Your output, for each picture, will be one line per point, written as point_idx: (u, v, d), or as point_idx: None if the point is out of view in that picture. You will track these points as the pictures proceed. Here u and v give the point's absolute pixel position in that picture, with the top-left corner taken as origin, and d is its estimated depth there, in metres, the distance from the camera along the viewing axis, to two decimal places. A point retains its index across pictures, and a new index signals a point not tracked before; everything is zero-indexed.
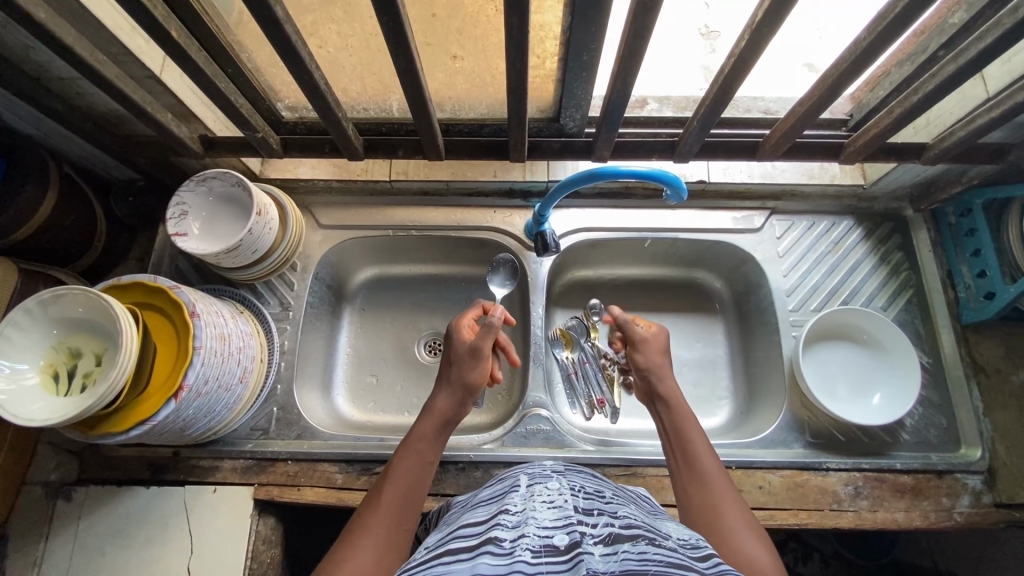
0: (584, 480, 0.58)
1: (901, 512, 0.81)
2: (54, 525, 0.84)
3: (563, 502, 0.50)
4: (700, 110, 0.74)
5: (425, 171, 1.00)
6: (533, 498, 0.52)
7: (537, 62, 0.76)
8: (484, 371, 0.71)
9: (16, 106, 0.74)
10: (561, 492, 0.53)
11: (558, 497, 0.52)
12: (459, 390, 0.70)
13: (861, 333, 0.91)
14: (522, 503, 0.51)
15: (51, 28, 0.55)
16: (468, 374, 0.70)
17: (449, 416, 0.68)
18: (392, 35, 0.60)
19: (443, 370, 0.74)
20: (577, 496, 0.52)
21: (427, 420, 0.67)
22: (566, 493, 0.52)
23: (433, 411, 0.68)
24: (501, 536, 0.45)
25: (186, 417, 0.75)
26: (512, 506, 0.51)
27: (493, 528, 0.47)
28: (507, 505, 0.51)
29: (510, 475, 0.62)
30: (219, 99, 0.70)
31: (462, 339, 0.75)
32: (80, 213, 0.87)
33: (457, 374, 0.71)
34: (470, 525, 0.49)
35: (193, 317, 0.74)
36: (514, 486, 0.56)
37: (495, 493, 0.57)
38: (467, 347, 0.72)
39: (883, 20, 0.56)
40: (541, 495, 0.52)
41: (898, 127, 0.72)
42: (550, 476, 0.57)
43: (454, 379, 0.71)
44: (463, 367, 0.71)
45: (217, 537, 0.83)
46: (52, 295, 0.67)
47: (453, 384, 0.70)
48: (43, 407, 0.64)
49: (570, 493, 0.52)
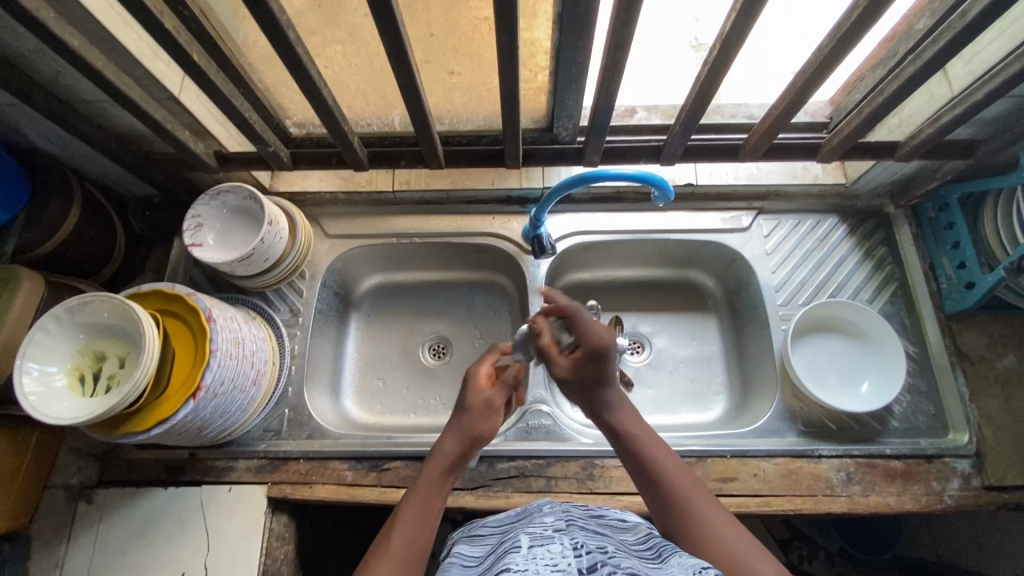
0: (586, 536, 0.59)
1: (892, 496, 0.84)
2: (76, 526, 0.88)
3: (565, 564, 0.52)
4: (681, 116, 0.79)
5: (426, 180, 1.04)
6: (535, 559, 0.53)
7: (528, 76, 0.82)
8: (493, 425, 0.72)
9: (43, 126, 0.79)
10: (563, 553, 0.54)
11: (561, 559, 0.53)
12: (466, 439, 0.69)
13: (847, 324, 0.95)
14: (522, 564, 0.53)
15: (83, 54, 0.61)
16: (477, 426, 0.70)
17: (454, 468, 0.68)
18: (394, 53, 0.65)
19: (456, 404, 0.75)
20: (579, 557, 0.53)
21: (434, 466, 0.67)
22: (569, 555, 0.54)
23: (439, 455, 0.68)
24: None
25: (203, 417, 0.79)
26: (513, 566, 0.52)
27: None
28: (508, 565, 0.53)
29: (511, 536, 0.62)
30: (233, 116, 0.75)
31: (476, 389, 0.74)
32: (101, 227, 0.92)
33: (465, 425, 0.70)
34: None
35: (209, 322, 0.79)
36: (514, 548, 0.57)
37: (496, 553, 0.59)
38: (481, 400, 0.72)
39: (842, 26, 0.61)
40: (543, 556, 0.54)
41: (869, 126, 0.77)
42: (552, 537, 0.58)
43: (462, 422, 0.70)
44: (474, 418, 0.71)
45: (233, 534, 0.86)
46: (81, 302, 0.71)
47: (459, 432, 0.70)
48: (70, 407, 0.69)
49: (573, 555, 0.54)
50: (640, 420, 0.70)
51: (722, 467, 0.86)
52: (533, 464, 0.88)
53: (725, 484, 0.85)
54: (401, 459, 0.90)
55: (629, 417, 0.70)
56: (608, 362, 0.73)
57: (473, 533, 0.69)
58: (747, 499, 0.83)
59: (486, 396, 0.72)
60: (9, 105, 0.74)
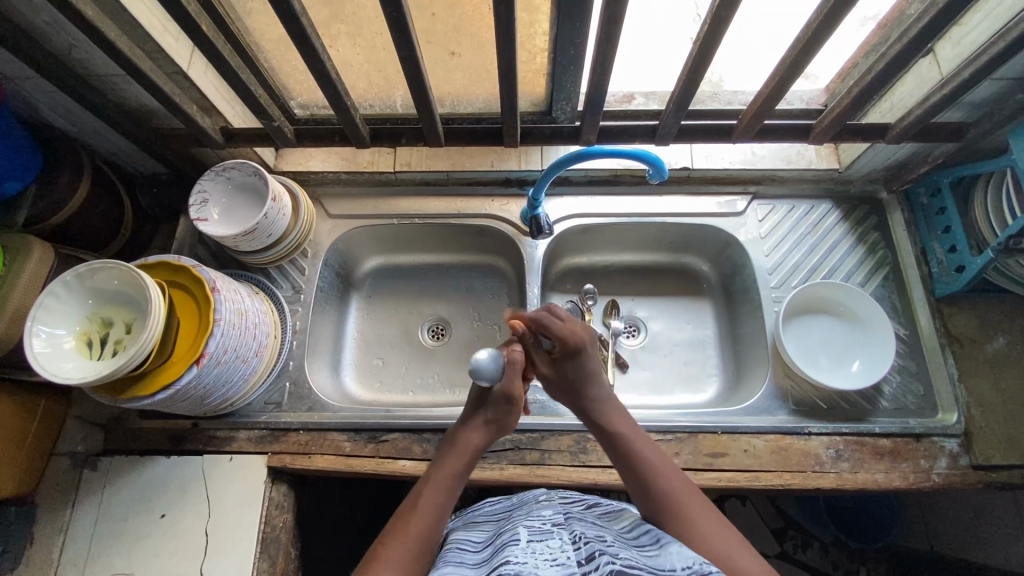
0: (585, 528, 0.61)
1: (880, 473, 0.85)
2: (80, 492, 0.90)
3: (564, 559, 0.54)
4: (675, 96, 0.81)
5: (427, 162, 1.07)
6: (535, 554, 0.55)
7: (528, 58, 0.84)
8: (517, 414, 0.76)
9: (55, 100, 0.82)
10: (563, 547, 0.56)
11: (560, 553, 0.55)
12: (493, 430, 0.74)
13: (838, 305, 0.97)
14: (523, 556, 0.54)
15: (98, 25, 0.63)
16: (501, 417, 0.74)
17: (474, 454, 0.72)
18: (395, 26, 0.66)
19: (476, 395, 0.76)
20: (578, 549, 0.56)
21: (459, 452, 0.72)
22: (568, 548, 0.56)
23: (467, 444, 0.72)
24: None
25: (206, 385, 0.81)
26: (513, 558, 0.54)
27: None
28: (508, 557, 0.55)
29: (509, 528, 0.64)
30: (240, 89, 0.77)
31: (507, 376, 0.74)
32: (110, 203, 0.95)
33: (496, 416, 0.74)
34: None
35: (214, 292, 0.81)
36: (513, 540, 0.59)
37: (496, 544, 0.61)
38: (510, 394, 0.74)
39: (828, 4, 0.63)
40: (542, 551, 0.56)
41: (859, 106, 0.78)
42: (551, 532, 0.60)
43: (487, 415, 0.74)
44: (501, 410, 0.74)
45: (233, 502, 0.88)
46: (90, 269, 0.74)
47: (489, 422, 0.74)
48: (76, 367, 0.71)
49: (571, 548, 0.56)
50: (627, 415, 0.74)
51: (713, 442, 0.87)
52: (527, 438, 0.89)
53: (715, 459, 0.86)
54: (399, 431, 0.91)
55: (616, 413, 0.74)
56: (586, 360, 0.76)
57: (471, 522, 0.73)
58: (737, 473, 0.85)
59: (505, 387, 0.73)
60: (24, 78, 0.76)
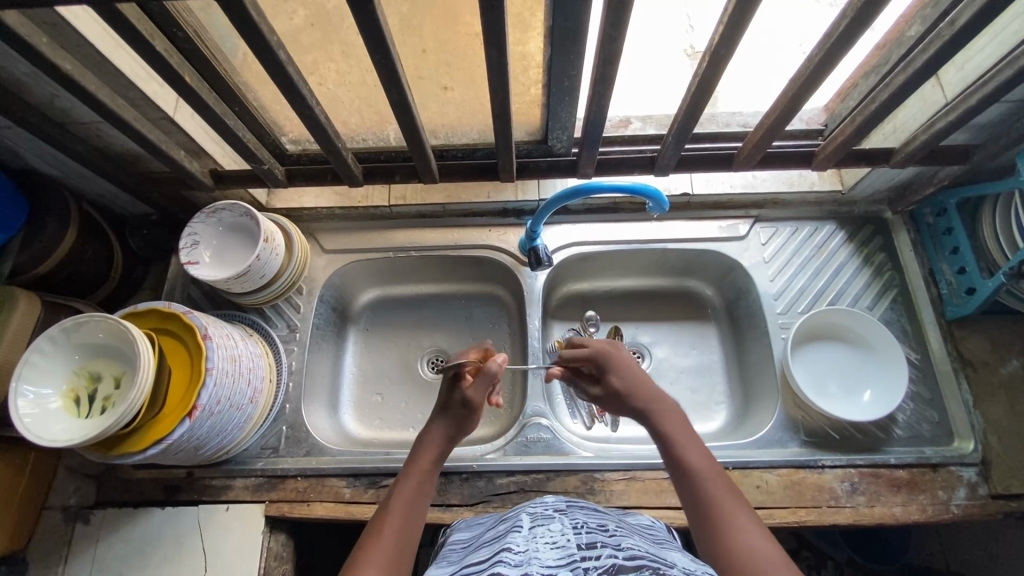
0: (587, 516, 0.59)
1: (897, 506, 0.83)
2: (73, 548, 0.87)
3: (566, 541, 0.52)
4: (674, 126, 0.78)
5: (422, 195, 1.05)
6: (536, 539, 0.53)
7: (522, 90, 0.83)
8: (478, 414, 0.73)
9: (40, 149, 0.80)
10: (564, 532, 0.54)
11: (561, 537, 0.53)
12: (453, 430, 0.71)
13: (848, 332, 0.94)
14: (524, 543, 0.52)
15: (78, 78, 0.61)
16: (461, 420, 0.71)
17: (438, 455, 0.68)
18: (384, 71, 0.65)
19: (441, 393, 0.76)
20: (579, 534, 0.53)
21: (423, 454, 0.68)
22: (569, 532, 0.54)
23: (427, 446, 0.68)
24: (505, 572, 0.47)
25: (199, 436, 0.79)
26: (514, 545, 0.52)
27: (496, 564, 0.49)
28: (509, 544, 0.53)
29: (511, 517, 0.62)
30: (226, 134, 0.75)
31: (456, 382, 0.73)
32: (99, 248, 0.93)
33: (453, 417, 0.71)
34: (476, 565, 0.51)
35: (205, 339, 0.78)
36: (515, 527, 0.57)
37: (497, 532, 0.59)
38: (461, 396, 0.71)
39: (830, 38, 0.61)
40: (544, 536, 0.54)
41: (862, 134, 0.76)
42: (553, 517, 0.58)
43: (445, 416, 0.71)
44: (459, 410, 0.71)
45: (231, 554, 0.85)
46: (75, 322, 0.71)
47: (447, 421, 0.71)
48: (65, 428, 0.68)
49: (573, 532, 0.54)
50: (681, 420, 0.67)
51: None
52: (532, 479, 0.87)
53: None
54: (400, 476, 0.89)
55: (668, 417, 0.68)
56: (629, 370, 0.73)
57: (473, 523, 0.71)
58: None
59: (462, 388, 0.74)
60: (5, 128, 0.74)
